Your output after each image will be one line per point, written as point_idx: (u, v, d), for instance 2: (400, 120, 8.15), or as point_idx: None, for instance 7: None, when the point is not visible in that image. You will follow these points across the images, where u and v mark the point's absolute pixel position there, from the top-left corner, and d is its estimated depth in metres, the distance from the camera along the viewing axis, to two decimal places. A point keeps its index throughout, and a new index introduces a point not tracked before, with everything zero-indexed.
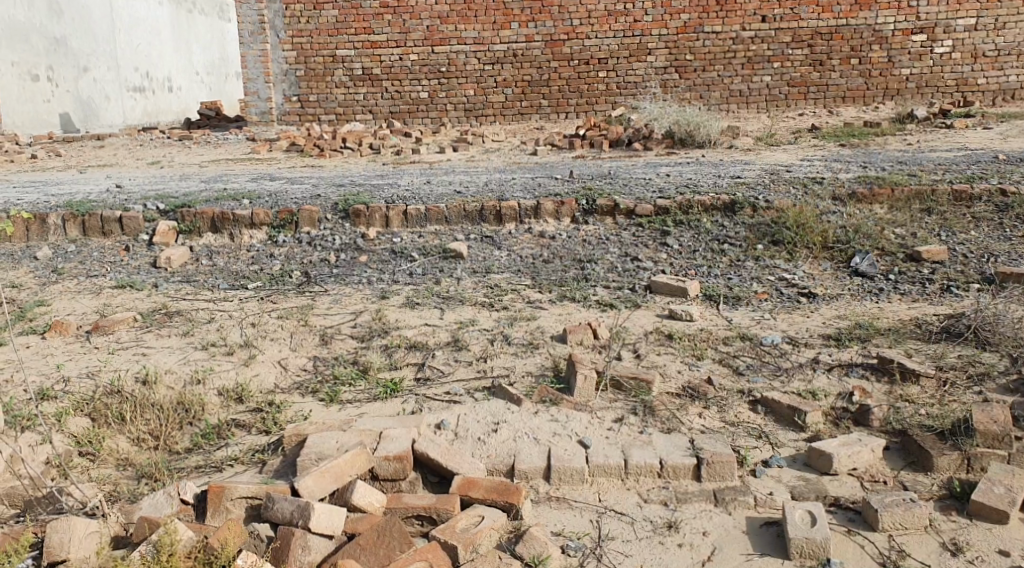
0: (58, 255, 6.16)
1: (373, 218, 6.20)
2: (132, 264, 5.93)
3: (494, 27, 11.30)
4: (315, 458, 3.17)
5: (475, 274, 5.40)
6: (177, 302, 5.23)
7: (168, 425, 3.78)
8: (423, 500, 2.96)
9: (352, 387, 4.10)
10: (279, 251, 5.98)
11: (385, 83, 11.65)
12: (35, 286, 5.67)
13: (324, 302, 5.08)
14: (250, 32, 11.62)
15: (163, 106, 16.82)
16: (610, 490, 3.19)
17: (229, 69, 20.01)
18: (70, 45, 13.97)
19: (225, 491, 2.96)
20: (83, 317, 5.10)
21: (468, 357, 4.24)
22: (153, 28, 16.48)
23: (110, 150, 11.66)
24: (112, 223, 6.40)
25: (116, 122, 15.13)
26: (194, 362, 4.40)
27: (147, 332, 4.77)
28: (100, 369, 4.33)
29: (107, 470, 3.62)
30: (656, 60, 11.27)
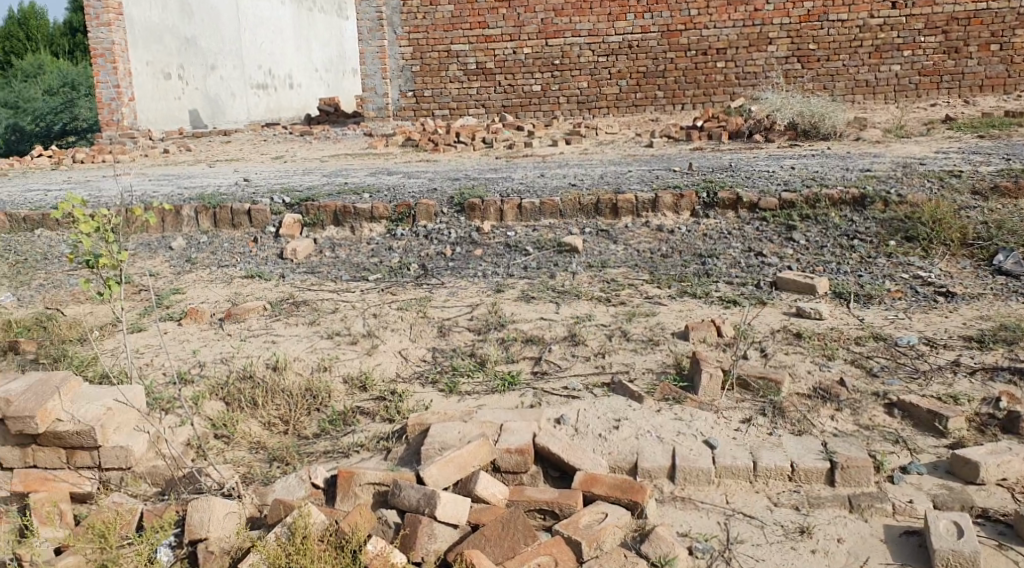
0: (191, 246, 6.45)
1: (488, 212, 6.23)
2: (260, 256, 6.15)
3: (610, 18, 11.22)
4: (439, 447, 3.19)
5: (592, 268, 5.36)
6: (303, 292, 5.39)
7: (297, 411, 3.92)
8: (546, 494, 2.95)
9: (471, 378, 4.13)
10: (397, 244, 6.09)
11: (498, 77, 11.70)
12: (170, 275, 5.94)
13: (441, 295, 5.14)
14: (368, 29, 11.86)
15: (285, 103, 17.43)
16: (738, 492, 3.10)
17: (347, 67, 20.57)
18: (200, 44, 14.58)
19: (353, 476, 3.03)
20: (215, 304, 5.32)
21: (586, 352, 4.20)
22: (276, 27, 17.08)
23: (236, 146, 12.12)
24: (240, 216, 6.65)
25: (240, 118, 15.76)
26: (320, 351, 4.52)
27: (276, 320, 4.94)
28: (232, 356, 4.51)
29: (240, 452, 3.76)
30: (778, 49, 10.96)
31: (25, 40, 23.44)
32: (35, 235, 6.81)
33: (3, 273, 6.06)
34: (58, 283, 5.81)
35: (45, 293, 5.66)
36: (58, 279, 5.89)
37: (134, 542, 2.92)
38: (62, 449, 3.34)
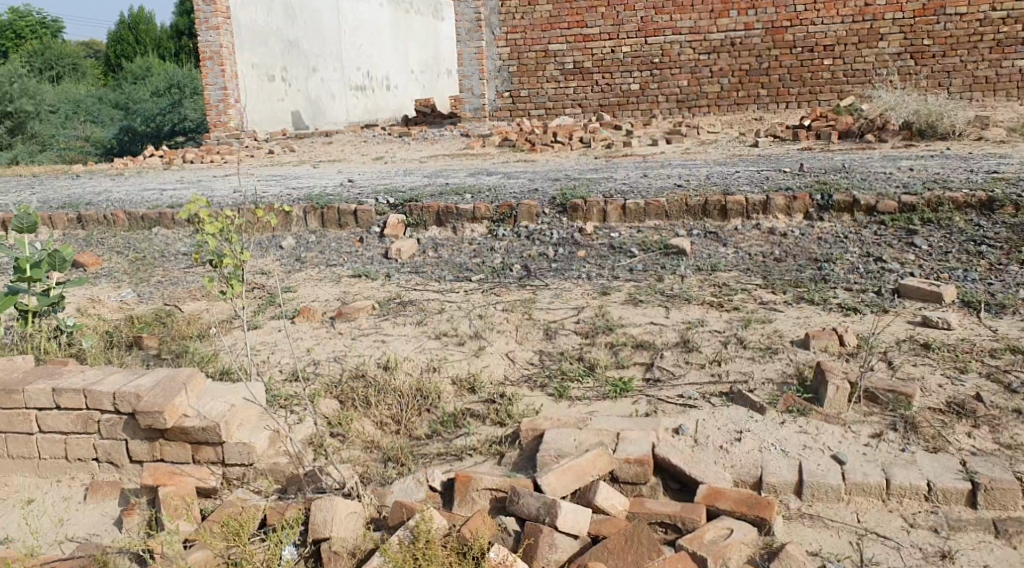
0: (300, 245, 6.58)
1: (591, 212, 6.16)
2: (366, 255, 6.23)
3: (711, 16, 11.03)
4: (555, 454, 3.15)
5: (701, 271, 5.23)
6: (409, 292, 5.43)
7: (409, 412, 3.94)
8: (668, 507, 2.88)
9: (581, 383, 4.08)
10: (499, 244, 6.09)
11: (596, 76, 11.61)
12: (281, 273, 6.07)
13: (546, 297, 5.10)
14: (466, 30, 11.94)
15: (382, 103, 17.72)
16: (871, 511, 2.97)
17: (442, 67, 20.79)
18: (302, 46, 14.93)
19: (471, 481, 3.02)
20: (326, 303, 5.41)
21: (700, 359, 4.11)
22: (375, 29, 17.37)
23: (338, 146, 12.37)
24: (347, 216, 6.77)
25: (339, 118, 16.07)
26: (429, 351, 4.55)
27: (385, 320, 4.99)
28: (344, 355, 4.57)
29: (355, 451, 3.80)
30: (890, 46, 10.58)
31: (135, 43, 24.49)
32: (152, 233, 7.05)
33: (123, 270, 6.30)
34: (175, 281, 6.00)
35: (163, 290, 5.85)
36: (176, 276, 6.09)
37: (263, 539, 2.99)
38: (189, 445, 3.46)
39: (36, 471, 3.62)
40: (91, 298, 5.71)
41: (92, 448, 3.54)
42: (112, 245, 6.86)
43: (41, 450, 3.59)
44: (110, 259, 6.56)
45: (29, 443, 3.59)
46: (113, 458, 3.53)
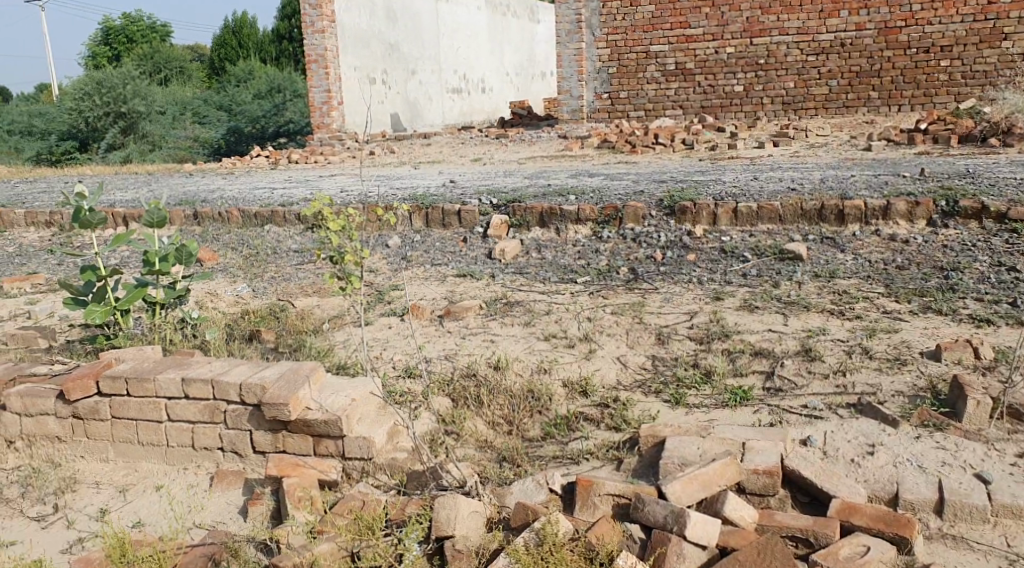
0: (405, 244, 6.64)
1: (701, 215, 6.04)
2: (471, 256, 6.25)
3: (821, 16, 10.72)
4: (679, 462, 3.13)
5: (818, 278, 5.07)
6: (515, 293, 5.42)
7: (521, 413, 3.93)
8: (800, 521, 2.82)
9: (698, 390, 3.99)
10: (605, 246, 6.02)
11: (698, 77, 11.42)
12: (388, 272, 6.13)
13: (656, 300, 5.01)
14: (567, 32, 11.90)
15: (477, 105, 17.85)
16: (1020, 535, 2.84)
17: (536, 70, 20.83)
18: (402, 49, 15.15)
19: (593, 486, 3.02)
20: (433, 301, 5.45)
21: (823, 369, 3.98)
22: (473, 31, 17.52)
23: (436, 148, 12.48)
24: (451, 216, 6.82)
25: (436, 120, 16.25)
26: (539, 352, 4.52)
27: (493, 319, 4.99)
28: (454, 354, 4.58)
29: (469, 450, 3.81)
30: (1014, 46, 10.17)
31: (238, 48, 25.30)
32: (265, 230, 7.23)
33: (238, 265, 6.49)
34: (287, 277, 6.14)
35: (276, 285, 5.99)
36: (288, 273, 6.24)
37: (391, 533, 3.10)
38: (311, 438, 3.61)
39: (165, 458, 3.82)
40: (209, 291, 5.90)
41: (218, 438, 3.73)
42: (226, 242, 7.07)
43: (169, 438, 3.79)
44: (225, 255, 6.76)
45: (158, 430, 3.79)
46: (238, 448, 3.72)
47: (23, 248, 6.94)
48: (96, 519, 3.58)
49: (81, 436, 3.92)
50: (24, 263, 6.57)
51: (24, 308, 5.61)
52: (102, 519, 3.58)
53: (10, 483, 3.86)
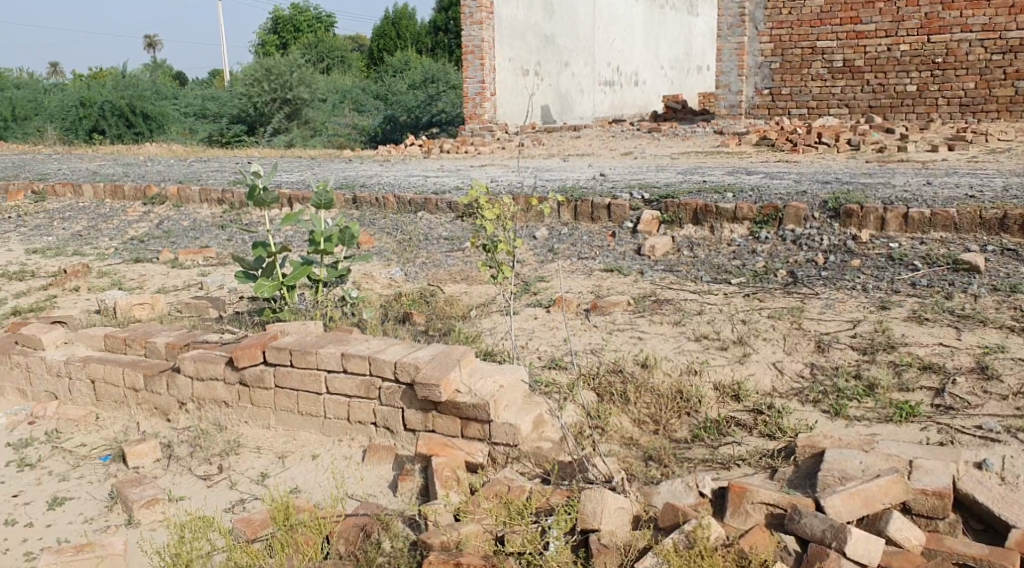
0: (553, 236, 6.63)
1: (867, 220, 5.75)
2: (619, 251, 6.18)
3: (1010, 11, 10.12)
4: (838, 476, 3.01)
5: (997, 292, 4.73)
6: (665, 291, 5.32)
7: (669, 413, 3.86)
8: (974, 549, 2.70)
9: (859, 402, 3.80)
10: (761, 248, 5.83)
11: (868, 76, 10.89)
12: (535, 263, 6.13)
13: (816, 306, 4.81)
14: (729, 25, 11.59)
15: (629, 99, 17.68)
16: None
17: (692, 63, 20.42)
18: (557, 42, 15.18)
19: (746, 492, 2.97)
20: (581, 295, 5.42)
21: (1001, 390, 3.72)
22: (629, 25, 17.38)
23: (587, 141, 12.43)
24: (601, 210, 6.77)
25: (587, 113, 16.20)
26: (690, 353, 4.41)
27: (641, 316, 4.91)
28: (602, 348, 4.53)
29: (615, 446, 3.76)
30: None
31: (396, 38, 26.09)
32: (417, 217, 7.40)
33: (392, 249, 6.68)
34: (437, 263, 6.26)
35: (428, 270, 6.12)
36: (438, 258, 6.36)
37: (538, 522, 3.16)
38: (459, 420, 3.68)
39: (321, 429, 3.97)
40: (364, 273, 6.09)
41: (372, 413, 3.85)
42: (381, 226, 7.27)
43: (327, 409, 3.94)
44: (380, 239, 6.96)
45: (317, 402, 3.95)
46: (389, 424, 3.83)
47: (197, 222, 7.39)
48: (257, 482, 3.78)
49: (246, 402, 4.12)
50: (197, 238, 6.99)
51: (197, 279, 5.96)
52: (262, 483, 3.77)
53: (181, 442, 4.11)
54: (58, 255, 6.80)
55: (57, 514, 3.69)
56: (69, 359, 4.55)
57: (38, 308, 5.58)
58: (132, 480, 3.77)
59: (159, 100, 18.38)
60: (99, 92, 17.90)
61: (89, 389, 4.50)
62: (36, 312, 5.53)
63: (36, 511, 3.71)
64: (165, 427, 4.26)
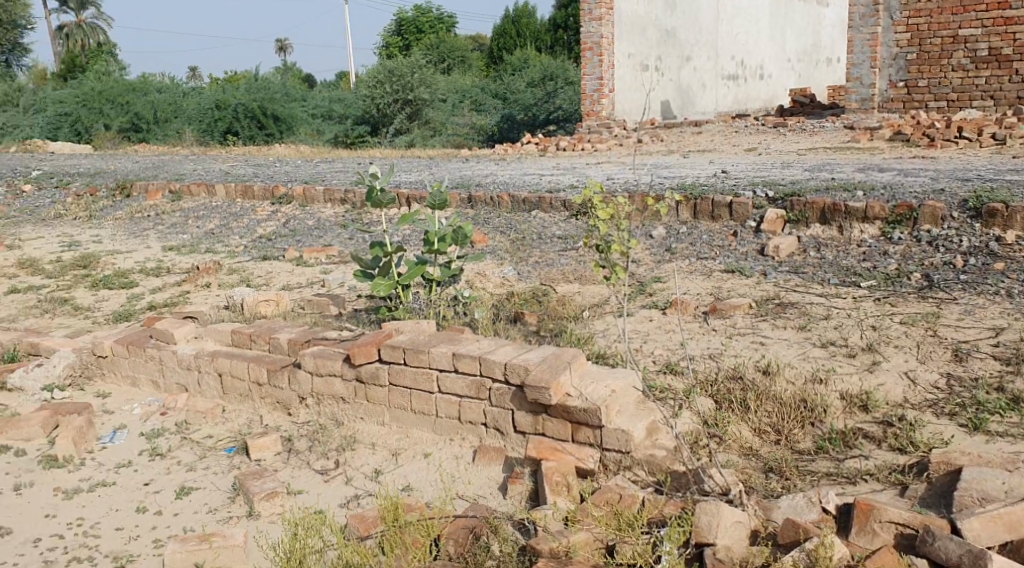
0: (671, 235, 6.46)
1: (1012, 220, 5.36)
2: (741, 251, 5.97)
3: None
4: (978, 498, 2.81)
5: None
6: (789, 293, 5.10)
7: (792, 422, 3.70)
8: None
9: (1002, 417, 3.55)
10: (894, 249, 5.51)
11: (1016, 64, 10.20)
12: (651, 263, 6.00)
13: (954, 312, 4.51)
14: (861, 15, 11.12)
15: (754, 93, 17.17)
16: None
17: (821, 55, 19.65)
18: (678, 36, 14.88)
19: (873, 510, 2.80)
20: (699, 297, 5.26)
21: None
22: (755, 17, 16.89)
23: (708, 137, 12.14)
24: (721, 208, 6.57)
25: (709, 107, 15.82)
26: (814, 359, 4.20)
27: (763, 320, 4.72)
28: (720, 352, 4.38)
29: (733, 456, 3.63)
30: None
31: (517, 36, 26.19)
32: (532, 215, 7.37)
33: (506, 248, 6.67)
34: (552, 262, 6.21)
35: (541, 270, 6.08)
36: (552, 257, 6.32)
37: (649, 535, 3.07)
38: (569, 423, 3.62)
39: (433, 428, 3.99)
40: (478, 272, 6.10)
41: (482, 413, 3.84)
42: (496, 225, 7.27)
43: (439, 409, 3.95)
44: (495, 237, 6.96)
45: (429, 401, 3.97)
46: (500, 426, 3.81)
47: (320, 221, 7.59)
48: (371, 479, 3.82)
49: (361, 399, 4.18)
50: (320, 236, 7.17)
51: (318, 277, 6.11)
52: (376, 480, 3.81)
53: (300, 437, 4.21)
54: (191, 253, 7.11)
55: (183, 503, 3.83)
56: (198, 353, 4.72)
57: (172, 304, 5.84)
58: (254, 473, 3.88)
59: (288, 102, 19.05)
60: (233, 95, 18.69)
61: (215, 382, 4.66)
62: (169, 307, 5.79)
63: (165, 500, 3.87)
64: (286, 421, 4.37)
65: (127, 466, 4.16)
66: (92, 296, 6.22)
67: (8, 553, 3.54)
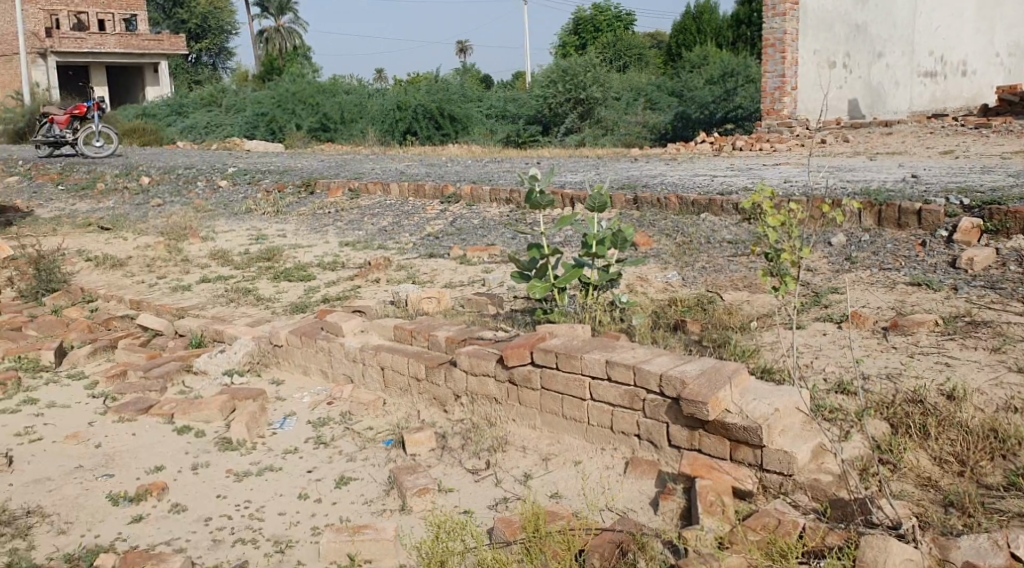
0: (851, 243, 6.06)
1: None
2: (929, 262, 5.52)
3: None
4: None
5: None
6: (982, 311, 4.65)
7: (978, 454, 3.36)
8: None
9: None
10: None
11: None
12: (827, 272, 5.65)
13: None
14: None
15: (954, 91, 15.98)
16: None
17: None
18: (868, 31, 13.94)
19: None
20: (879, 311, 4.90)
21: None
22: (959, 8, 15.67)
23: (899, 137, 11.39)
24: (909, 216, 6.11)
25: (902, 107, 14.83)
26: (1008, 385, 3.80)
27: (951, 340, 4.33)
28: (899, 373, 4.04)
29: (908, 487, 3.35)
30: None
31: (697, 33, 25.64)
32: (701, 218, 7.15)
33: (672, 252, 6.48)
34: (720, 268, 5.98)
35: (708, 275, 5.87)
36: (721, 263, 6.08)
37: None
38: (727, 441, 3.46)
39: (585, 435, 3.91)
40: (641, 276, 5.97)
41: (635, 424, 3.72)
42: (662, 227, 7.10)
43: (591, 416, 3.87)
44: (661, 241, 6.79)
45: (582, 407, 3.89)
46: (653, 438, 3.68)
47: (486, 221, 7.67)
48: (521, 482, 3.79)
49: (514, 401, 4.16)
50: (485, 236, 7.24)
51: (481, 276, 6.17)
52: (526, 484, 3.78)
53: (455, 435, 4.24)
54: (364, 249, 7.37)
55: (342, 492, 3.94)
56: (363, 347, 4.86)
57: (343, 297, 6.06)
58: (408, 468, 3.94)
59: (465, 102, 19.50)
60: (414, 96, 19.35)
61: (378, 376, 4.78)
62: (340, 301, 6.01)
63: (325, 488, 3.99)
64: (441, 418, 4.41)
65: (293, 453, 4.33)
66: (273, 288, 6.56)
67: (181, 528, 3.74)
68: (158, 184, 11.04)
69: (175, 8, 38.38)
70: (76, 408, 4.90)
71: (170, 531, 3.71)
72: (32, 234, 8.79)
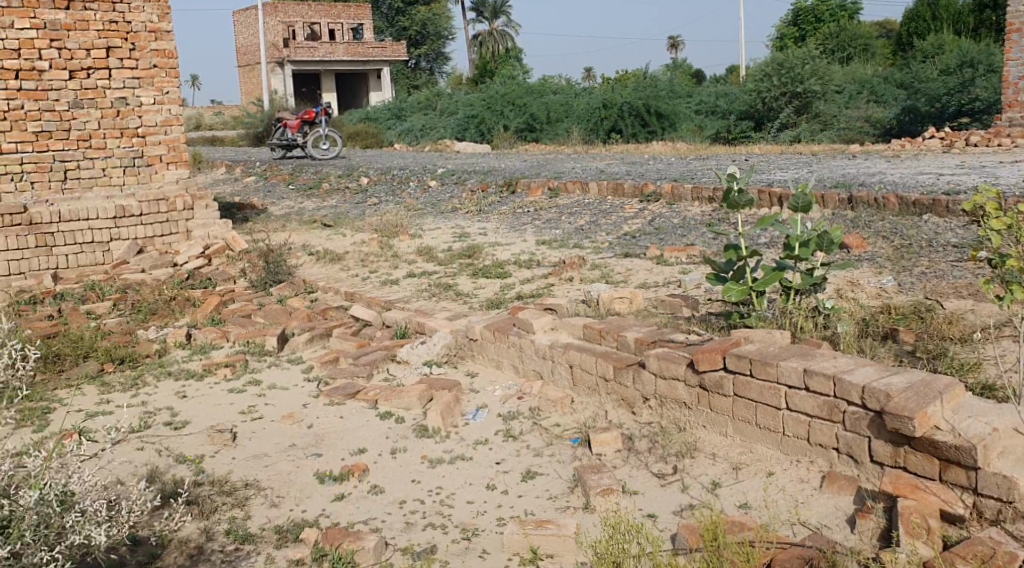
0: None
1: None
2: None
3: None
4: None
5: None
6: None
7: None
8: None
9: None
10: None
11: None
12: None
13: None
14: None
15: None
16: None
17: None
18: None
19: None
20: None
21: None
22: None
23: None
24: None
25: None
26: None
27: None
28: None
29: None
30: None
31: (931, 20, 23.90)
32: (923, 220, 6.64)
33: (887, 255, 6.07)
34: (941, 273, 5.54)
35: (927, 281, 5.45)
36: (942, 268, 5.62)
37: None
38: (937, 460, 3.20)
39: (779, 446, 3.74)
40: (850, 280, 5.63)
41: (834, 437, 3.52)
42: (877, 228, 6.66)
43: (786, 426, 3.70)
44: (875, 243, 6.38)
45: (776, 416, 3.73)
46: (854, 453, 3.47)
47: (686, 220, 7.54)
48: (709, 490, 3.70)
49: (704, 406, 4.05)
50: (684, 236, 7.11)
51: (677, 277, 6.06)
52: (714, 491, 3.68)
53: (642, 437, 4.20)
54: (561, 247, 7.46)
55: (528, 486, 4.01)
56: (554, 344, 4.92)
57: (538, 295, 6.16)
58: (594, 467, 3.94)
59: (673, 99, 19.27)
60: (622, 94, 19.34)
61: (567, 374, 4.81)
62: (535, 298, 6.10)
63: (512, 480, 4.08)
64: (630, 419, 4.38)
65: (484, 444, 4.45)
66: (473, 284, 6.78)
67: (378, 509, 3.95)
68: (375, 184, 11.73)
69: (398, 16, 40.55)
70: (293, 390, 5.30)
71: (369, 511, 3.93)
72: (264, 230, 9.61)
